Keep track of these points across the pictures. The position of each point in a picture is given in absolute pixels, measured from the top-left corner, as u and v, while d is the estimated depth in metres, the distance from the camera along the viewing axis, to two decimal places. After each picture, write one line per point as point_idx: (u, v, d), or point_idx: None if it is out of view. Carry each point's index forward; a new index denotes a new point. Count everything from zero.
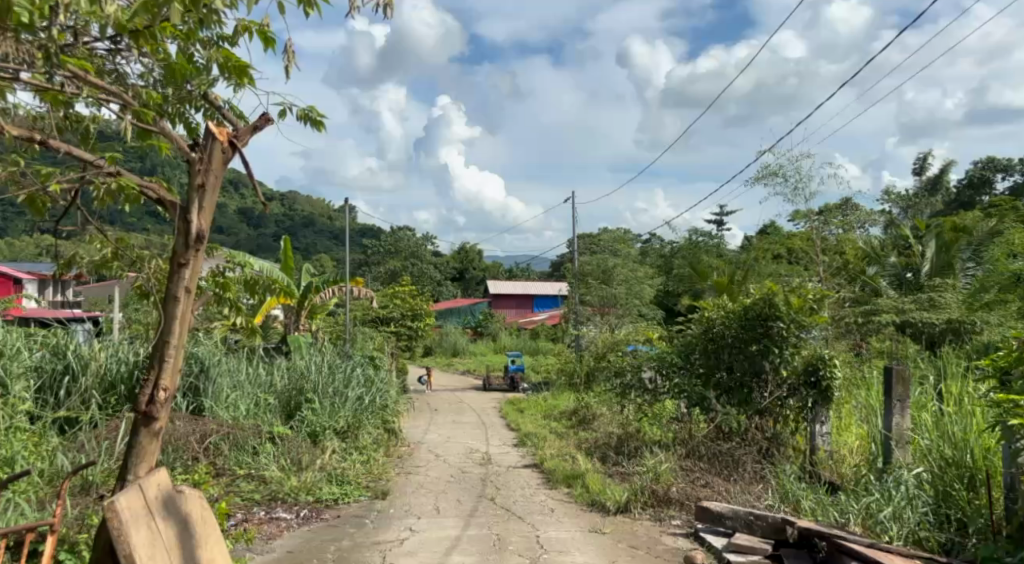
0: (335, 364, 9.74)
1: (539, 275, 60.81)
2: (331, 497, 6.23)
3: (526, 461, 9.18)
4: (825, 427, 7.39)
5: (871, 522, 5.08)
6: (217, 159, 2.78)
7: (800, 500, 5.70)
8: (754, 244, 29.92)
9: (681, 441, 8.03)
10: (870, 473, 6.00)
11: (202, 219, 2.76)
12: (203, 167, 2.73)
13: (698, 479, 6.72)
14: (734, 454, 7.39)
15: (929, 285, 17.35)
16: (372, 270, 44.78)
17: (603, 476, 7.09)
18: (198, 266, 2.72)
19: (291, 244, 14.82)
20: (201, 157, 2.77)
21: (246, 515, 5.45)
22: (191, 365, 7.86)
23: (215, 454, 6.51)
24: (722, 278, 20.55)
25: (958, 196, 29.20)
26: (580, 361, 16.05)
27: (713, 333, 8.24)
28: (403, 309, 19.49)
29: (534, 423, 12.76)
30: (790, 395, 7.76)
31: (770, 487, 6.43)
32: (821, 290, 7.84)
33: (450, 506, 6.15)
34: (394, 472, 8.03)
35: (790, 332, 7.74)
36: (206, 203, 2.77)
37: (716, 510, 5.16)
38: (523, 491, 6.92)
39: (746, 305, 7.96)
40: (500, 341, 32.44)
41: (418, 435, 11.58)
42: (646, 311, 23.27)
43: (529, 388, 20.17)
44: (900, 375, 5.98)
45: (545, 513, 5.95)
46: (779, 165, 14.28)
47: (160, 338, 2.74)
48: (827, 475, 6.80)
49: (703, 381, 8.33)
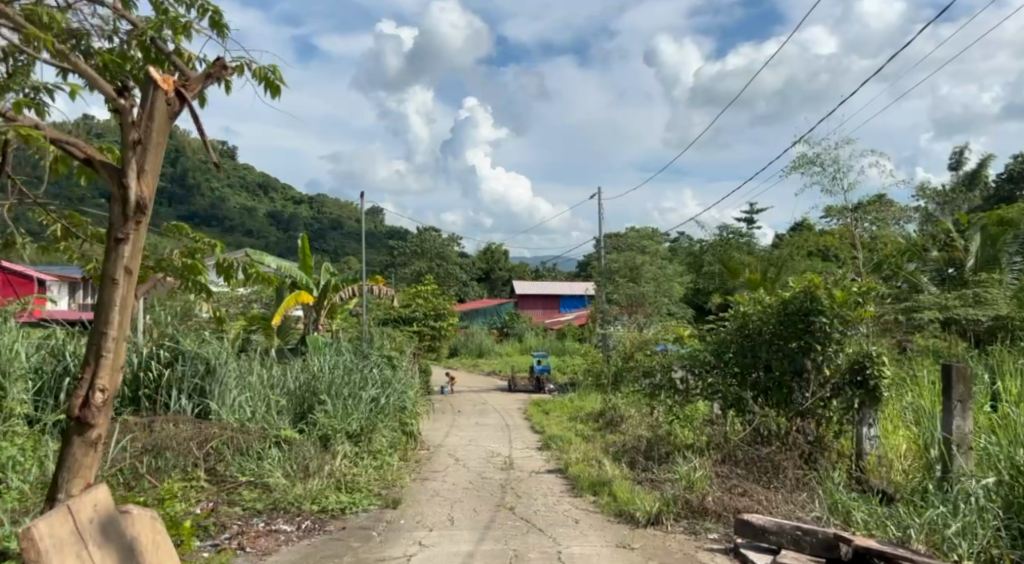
0: (350, 363, 9.35)
1: (565, 275, 60.35)
2: (338, 507, 5.82)
3: (549, 466, 8.69)
4: (873, 430, 6.82)
5: (938, 540, 4.53)
6: (160, 111, 2.84)
7: (853, 511, 5.13)
8: (786, 241, 29.10)
9: (714, 444, 7.49)
10: (928, 482, 5.44)
11: (143, 182, 2.83)
12: (148, 123, 2.80)
13: (736, 487, 6.18)
14: (773, 459, 6.84)
15: (975, 281, 16.50)
16: (398, 271, 44.60)
17: (631, 483, 6.60)
18: (141, 235, 2.81)
19: (309, 242, 14.51)
20: (144, 110, 2.83)
21: (242, 526, 5.06)
22: (197, 365, 7.52)
23: (216, 460, 6.15)
24: (755, 276, 19.87)
25: (997, 190, 28.16)
26: (607, 361, 15.55)
27: (749, 329, 7.73)
28: (426, 309, 19.11)
29: (559, 424, 12.30)
30: (834, 396, 7.18)
31: (815, 495, 5.89)
32: (868, 283, 7.26)
33: (465, 516, 5.71)
34: (409, 477, 7.60)
35: (833, 327, 7.14)
36: (148, 165, 2.84)
37: (757, 524, 4.63)
38: (545, 499, 6.43)
39: (786, 300, 7.42)
40: (525, 341, 31.99)
41: (439, 437, 11.18)
42: (675, 310, 22.69)
43: (555, 390, 19.69)
44: (961, 373, 5.38)
45: (569, 525, 5.46)
46: (816, 154, 13.62)
47: (98, 316, 2.77)
48: (877, 483, 6.23)
49: (737, 381, 7.82)
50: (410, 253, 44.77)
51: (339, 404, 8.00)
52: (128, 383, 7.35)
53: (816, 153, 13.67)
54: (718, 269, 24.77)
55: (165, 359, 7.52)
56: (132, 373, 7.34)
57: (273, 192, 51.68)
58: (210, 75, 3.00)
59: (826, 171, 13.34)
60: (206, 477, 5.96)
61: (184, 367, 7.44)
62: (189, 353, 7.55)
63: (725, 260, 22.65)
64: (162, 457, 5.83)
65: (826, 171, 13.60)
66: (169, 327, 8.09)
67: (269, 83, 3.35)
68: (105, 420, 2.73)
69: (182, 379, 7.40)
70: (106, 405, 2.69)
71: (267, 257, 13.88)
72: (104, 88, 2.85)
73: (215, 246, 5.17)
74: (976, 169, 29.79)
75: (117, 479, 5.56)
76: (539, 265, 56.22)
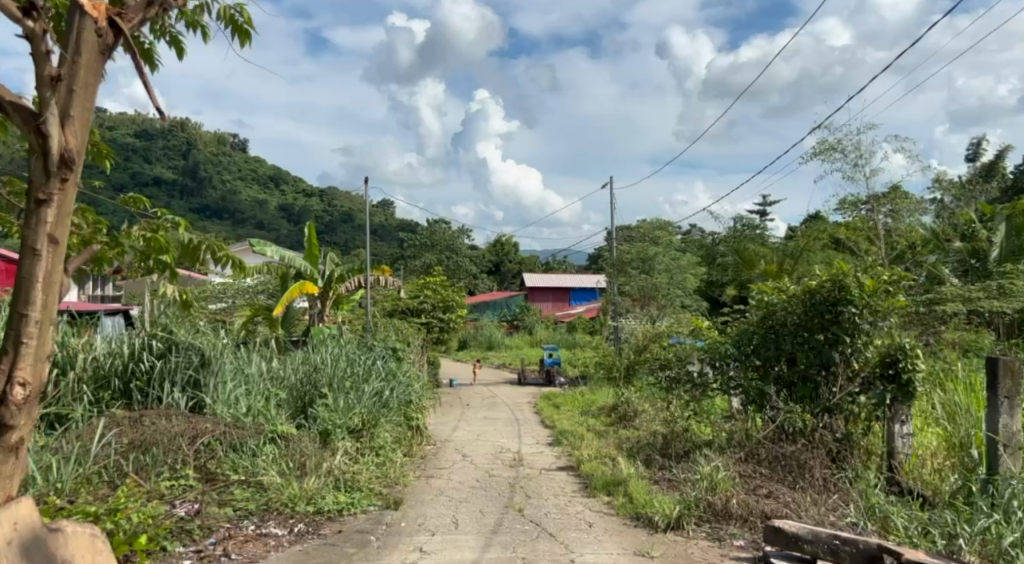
0: (353, 356, 9.01)
1: (575, 269, 59.93)
2: (334, 508, 5.46)
3: (560, 463, 8.30)
4: (907, 428, 6.35)
5: (992, 552, 4.11)
6: (88, 46, 2.87)
7: (895, 516, 4.71)
8: (801, 233, 28.58)
9: (735, 441, 7.09)
10: (972, 485, 5.01)
11: (67, 132, 2.85)
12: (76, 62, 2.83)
13: (761, 489, 5.79)
14: (797, 457, 6.42)
15: (1000, 272, 15.94)
16: (408, 263, 44.26)
17: (648, 483, 6.22)
18: (70, 193, 2.85)
19: (315, 231, 14.14)
20: (72, 48, 2.85)
21: (231, 529, 4.72)
22: (191, 357, 7.21)
23: (208, 457, 5.80)
24: (770, 268, 19.38)
25: (1017, 180, 27.51)
26: (619, 354, 15.15)
27: (773, 321, 7.34)
28: (435, 301, 18.67)
29: (569, 419, 11.93)
30: (863, 391, 6.75)
31: (848, 499, 5.48)
32: (901, 271, 6.83)
33: (471, 519, 5.33)
34: (413, 475, 7.24)
35: (862, 319, 6.74)
36: (76, 109, 2.88)
37: (790, 532, 4.23)
38: (556, 500, 6.05)
39: (812, 288, 7.01)
40: (536, 334, 31.54)
41: (446, 433, 10.81)
42: (688, 302, 22.22)
43: (565, 383, 19.30)
44: (1009, 367, 4.95)
45: (582, 530, 5.08)
46: (837, 140, 13.15)
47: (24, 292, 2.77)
48: (911, 485, 5.81)
49: (760, 374, 7.42)
50: (419, 245, 44.43)
51: (340, 397, 7.64)
52: (119, 375, 6.97)
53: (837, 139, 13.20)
54: (732, 261, 24.27)
55: (157, 352, 7.17)
56: (124, 364, 6.98)
57: (283, 184, 51.49)
58: (139, 6, 3.07)
59: (847, 158, 12.86)
60: (197, 475, 5.60)
61: (177, 360, 7.12)
62: (183, 344, 7.25)
63: (739, 251, 22.18)
64: (150, 454, 5.49)
65: (847, 158, 13.13)
66: (162, 319, 7.76)
67: (239, 28, 3.28)
68: (26, 418, 2.78)
69: (176, 372, 7.08)
70: (27, 400, 2.75)
71: (270, 246, 13.60)
72: (13, 11, 2.85)
73: (178, 224, 5.02)
74: (994, 160, 29.12)
75: (100, 477, 5.21)
76: (549, 257, 55.73)
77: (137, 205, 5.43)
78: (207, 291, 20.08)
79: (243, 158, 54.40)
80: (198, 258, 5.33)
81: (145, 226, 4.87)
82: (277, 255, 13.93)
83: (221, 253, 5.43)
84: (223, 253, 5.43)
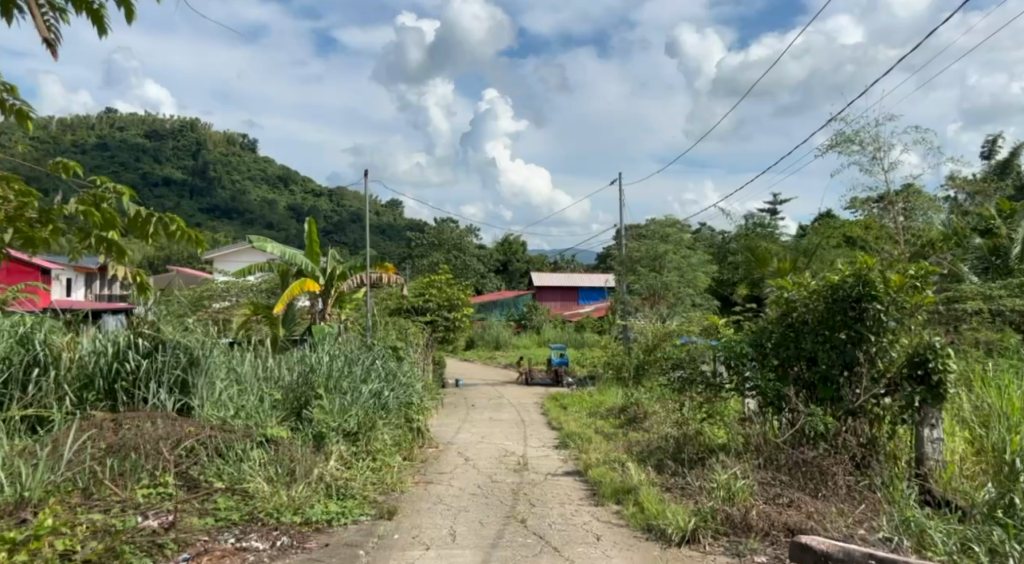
0: (351, 355, 8.64)
1: (585, 268, 59.54)
2: (322, 519, 5.11)
3: (567, 468, 7.92)
4: (938, 432, 5.94)
5: None
6: None
7: (931, 530, 4.34)
8: (814, 230, 28.10)
9: (751, 445, 6.69)
10: (1013, 497, 4.61)
11: None
12: None
13: (781, 498, 5.41)
14: (819, 463, 6.02)
15: None
16: (415, 262, 43.96)
17: (659, 490, 5.86)
18: None
19: (316, 226, 13.79)
20: None
21: (207, 544, 4.43)
22: (179, 356, 6.83)
23: (193, 463, 5.46)
24: (783, 265, 18.92)
25: None
26: (627, 354, 14.76)
27: (793, 319, 6.94)
28: (440, 300, 18.31)
29: (577, 421, 11.54)
30: (888, 393, 6.33)
31: (876, 511, 5.07)
32: (929, 265, 6.42)
33: (469, 531, 4.96)
34: (412, 480, 6.87)
35: (888, 316, 6.32)
36: None
37: (820, 550, 3.83)
38: (562, 510, 5.67)
39: (834, 284, 6.60)
40: (543, 333, 31.17)
41: (449, 434, 10.45)
42: (700, 301, 21.77)
43: (573, 383, 18.91)
44: None
45: (589, 544, 4.71)
46: (855, 132, 12.69)
47: None
48: (943, 495, 5.39)
49: (778, 375, 7.02)
50: (427, 244, 44.10)
51: (336, 398, 7.28)
52: (103, 375, 6.60)
53: (854, 131, 12.75)
54: (743, 259, 23.84)
55: (143, 351, 6.77)
56: (110, 363, 6.62)
57: (291, 183, 51.34)
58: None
59: (864, 151, 12.43)
60: (177, 483, 5.26)
61: (165, 359, 6.75)
62: (171, 342, 6.87)
63: (751, 249, 21.75)
64: (129, 460, 5.14)
65: (864, 149, 12.68)
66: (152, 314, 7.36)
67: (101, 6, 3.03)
68: None
69: (163, 372, 6.72)
70: None
71: (271, 243, 13.30)
72: None
73: (122, 192, 3.91)
74: (1008, 157, 28.62)
75: (73, 485, 4.87)
76: (556, 256, 55.32)
77: (67, 172, 4.09)
78: (210, 289, 19.82)
79: (251, 158, 54.30)
80: (150, 235, 4.03)
81: (85, 197, 3.68)
82: (278, 252, 13.66)
83: (175, 228, 4.04)
84: (179, 229, 4.06)
